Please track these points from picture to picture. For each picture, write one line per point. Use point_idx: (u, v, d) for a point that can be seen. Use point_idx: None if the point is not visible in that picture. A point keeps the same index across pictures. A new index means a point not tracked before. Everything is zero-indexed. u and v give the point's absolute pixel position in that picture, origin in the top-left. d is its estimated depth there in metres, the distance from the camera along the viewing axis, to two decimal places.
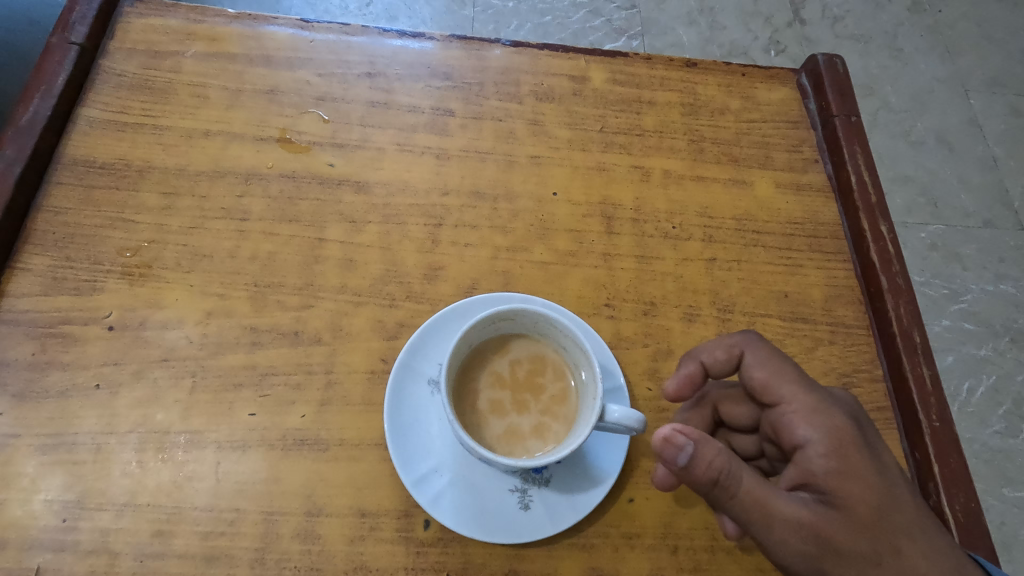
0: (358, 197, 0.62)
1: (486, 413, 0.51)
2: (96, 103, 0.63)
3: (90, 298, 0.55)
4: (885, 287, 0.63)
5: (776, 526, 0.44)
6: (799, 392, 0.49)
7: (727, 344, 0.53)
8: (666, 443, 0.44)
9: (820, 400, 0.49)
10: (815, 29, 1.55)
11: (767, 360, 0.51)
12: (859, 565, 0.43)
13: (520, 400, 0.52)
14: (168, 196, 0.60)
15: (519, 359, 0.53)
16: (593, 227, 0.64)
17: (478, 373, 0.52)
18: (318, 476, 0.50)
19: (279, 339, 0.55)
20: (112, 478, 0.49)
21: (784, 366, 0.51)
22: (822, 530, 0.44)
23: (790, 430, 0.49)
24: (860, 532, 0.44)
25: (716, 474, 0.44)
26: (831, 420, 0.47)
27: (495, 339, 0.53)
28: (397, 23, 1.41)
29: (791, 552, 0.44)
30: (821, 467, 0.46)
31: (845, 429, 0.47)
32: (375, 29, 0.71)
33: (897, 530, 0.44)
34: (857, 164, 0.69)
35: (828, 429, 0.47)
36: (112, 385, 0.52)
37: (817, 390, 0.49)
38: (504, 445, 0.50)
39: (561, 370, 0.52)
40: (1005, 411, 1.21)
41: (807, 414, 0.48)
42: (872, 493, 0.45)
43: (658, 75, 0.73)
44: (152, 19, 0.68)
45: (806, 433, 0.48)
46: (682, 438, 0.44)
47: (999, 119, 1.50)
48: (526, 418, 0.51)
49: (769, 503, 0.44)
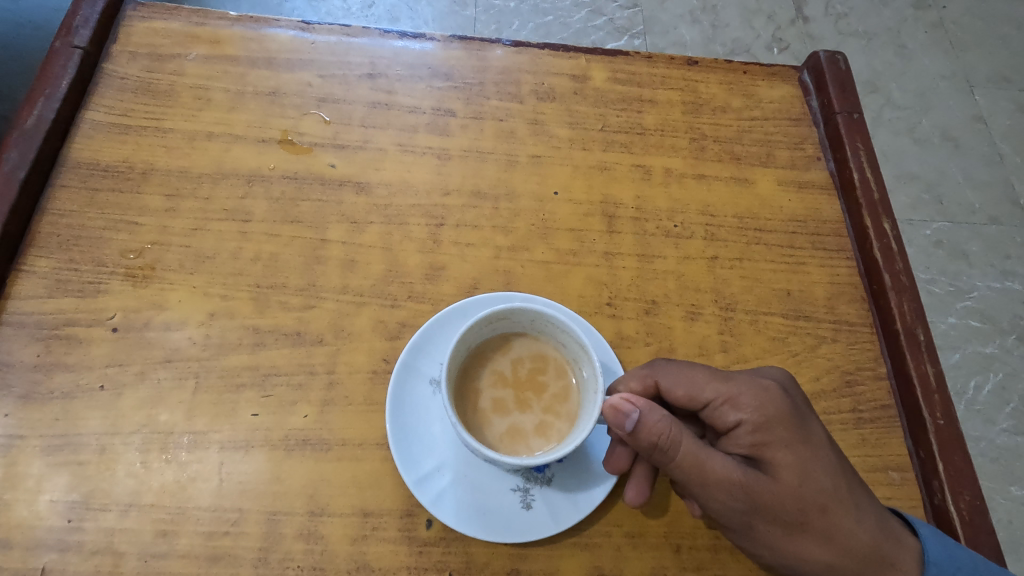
0: (359, 198, 0.62)
1: (489, 413, 0.51)
2: (100, 106, 0.64)
3: (94, 300, 0.55)
4: (887, 284, 0.63)
5: (710, 487, 0.46)
6: (722, 381, 0.50)
7: (642, 376, 0.51)
8: (617, 411, 0.45)
9: (748, 383, 0.49)
10: (818, 26, 1.54)
11: (679, 374, 0.51)
12: (785, 521, 0.46)
13: (522, 400, 0.52)
14: (171, 198, 0.60)
15: (521, 358, 0.53)
16: (594, 226, 0.64)
17: (480, 372, 0.52)
18: (320, 476, 0.50)
19: (282, 339, 0.55)
20: (116, 479, 0.49)
21: (696, 370, 0.51)
22: (752, 491, 0.46)
23: (721, 416, 0.49)
24: (788, 494, 0.46)
25: (658, 439, 0.45)
26: (766, 396, 0.48)
27: (496, 338, 0.53)
28: (399, 24, 1.41)
29: (722, 507, 0.46)
30: (750, 441, 0.48)
31: (777, 404, 0.48)
32: (376, 31, 0.71)
33: (827, 493, 0.46)
34: (859, 161, 0.68)
35: (756, 407, 0.48)
36: (116, 386, 0.52)
37: (743, 372, 0.50)
38: (507, 444, 0.50)
39: (563, 368, 0.52)
40: (1011, 409, 1.20)
41: (737, 397, 0.49)
42: (803, 460, 0.46)
43: (659, 73, 0.73)
44: (155, 22, 0.69)
45: (737, 416, 0.48)
46: (629, 405, 0.45)
47: (1004, 115, 1.49)
48: (528, 417, 0.51)
49: (704, 466, 0.46)
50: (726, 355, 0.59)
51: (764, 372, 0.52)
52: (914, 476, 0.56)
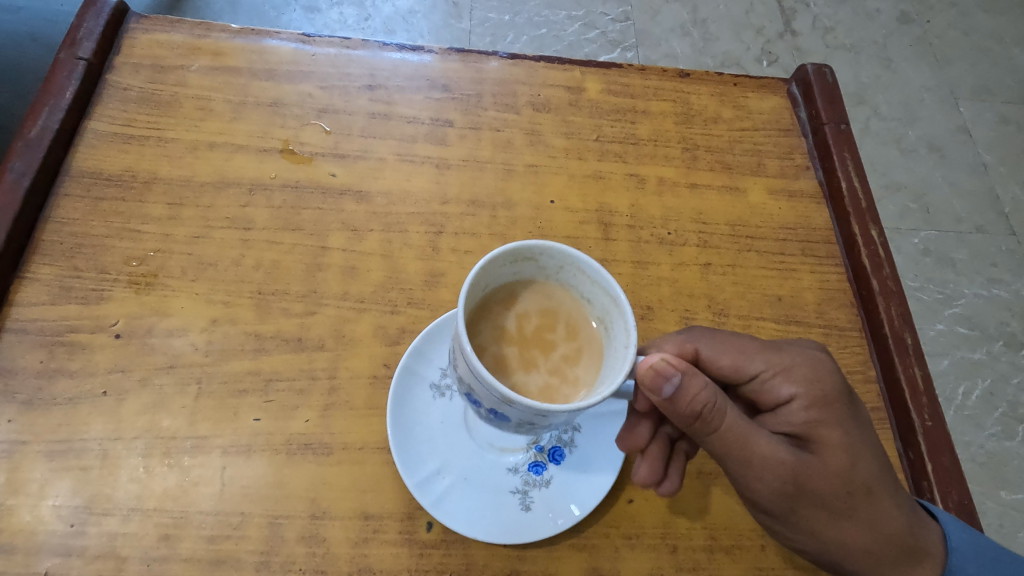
0: (360, 206, 0.64)
1: (493, 370, 0.50)
2: (103, 117, 0.65)
3: (97, 307, 0.56)
4: (876, 289, 0.64)
5: (754, 463, 0.47)
6: (773, 356, 0.51)
7: (682, 342, 0.51)
8: (658, 374, 0.44)
9: (799, 358, 0.51)
10: (806, 40, 1.58)
11: (725, 345, 0.51)
12: (829, 505, 0.47)
13: (527, 358, 0.52)
14: (173, 207, 0.61)
15: (529, 314, 0.53)
16: (590, 234, 0.65)
17: (486, 325, 0.51)
18: (322, 480, 0.51)
19: (283, 345, 0.56)
20: (119, 483, 0.49)
21: (741, 341, 0.52)
22: (797, 470, 0.47)
23: (771, 391, 0.50)
24: (835, 475, 0.47)
25: (701, 408, 0.46)
26: (817, 370, 0.50)
27: (507, 289, 0.53)
28: (395, 36, 1.44)
29: (765, 488, 0.47)
30: (802, 417, 0.49)
31: (831, 379, 0.50)
32: (375, 43, 0.73)
33: (873, 475, 0.48)
34: (847, 170, 0.70)
35: (808, 384, 0.49)
36: (119, 391, 0.53)
37: (796, 347, 0.51)
38: None
39: (573, 327, 0.52)
40: (1000, 414, 1.22)
41: (790, 370, 0.50)
42: (850, 441, 0.48)
43: (652, 85, 0.75)
44: (157, 34, 0.70)
45: (789, 390, 0.50)
46: (672, 370, 0.44)
47: (988, 127, 1.52)
48: (533, 376, 0.51)
49: (748, 441, 0.47)
50: None
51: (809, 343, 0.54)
52: (904, 478, 0.57)
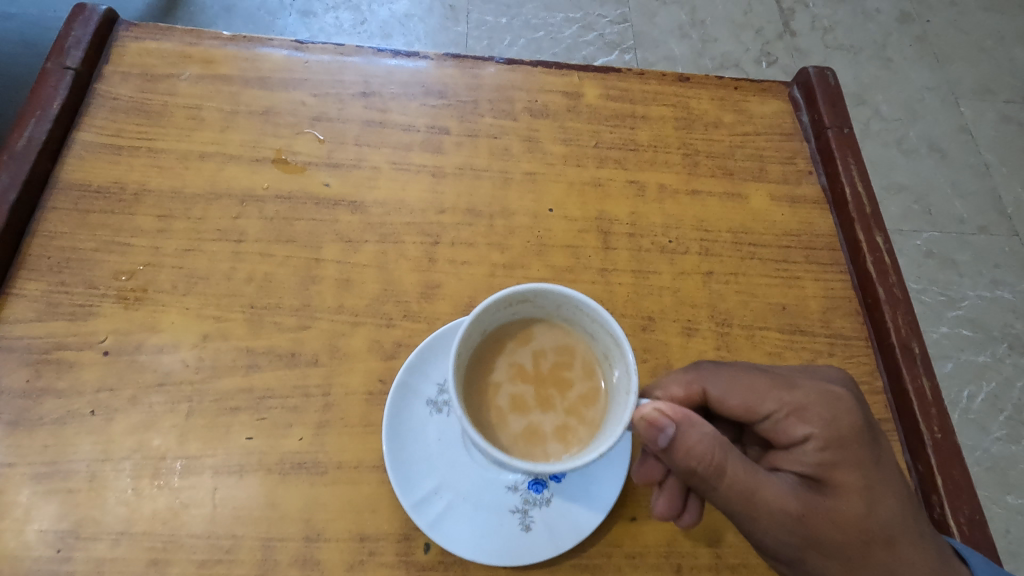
0: (354, 217, 0.62)
1: (506, 411, 0.50)
2: (92, 127, 0.63)
3: (85, 323, 0.55)
4: (881, 297, 0.63)
5: (761, 514, 0.45)
6: (786, 395, 0.49)
7: (688, 382, 0.51)
8: (652, 426, 0.43)
9: (814, 394, 0.48)
10: (805, 40, 1.57)
11: (733, 383, 0.50)
12: (845, 556, 0.45)
13: (544, 398, 0.51)
14: (163, 219, 0.60)
15: (544, 352, 0.52)
16: (589, 242, 0.64)
17: (498, 365, 0.51)
18: (316, 500, 0.50)
19: (276, 361, 0.55)
20: (107, 507, 0.48)
21: (752, 378, 0.50)
22: (809, 520, 0.45)
23: (786, 431, 0.48)
24: (851, 524, 0.45)
25: (696, 461, 0.44)
26: (835, 407, 0.48)
27: (518, 327, 0.52)
28: (392, 40, 1.42)
29: (773, 538, 0.46)
30: (818, 460, 0.47)
31: (849, 417, 0.47)
32: (370, 50, 0.71)
33: (891, 523, 0.45)
34: (850, 175, 0.69)
35: (823, 424, 0.47)
36: (108, 411, 0.51)
37: (812, 383, 0.49)
38: (524, 444, 0.49)
39: (590, 366, 0.51)
40: (1005, 417, 1.21)
41: (804, 409, 0.48)
42: (870, 486, 0.45)
43: (652, 90, 0.74)
44: (147, 42, 0.68)
45: (804, 430, 0.48)
46: (664, 420, 0.44)
47: (989, 126, 1.51)
48: (549, 418, 0.50)
49: (753, 491, 0.45)
50: None
51: (826, 377, 0.51)
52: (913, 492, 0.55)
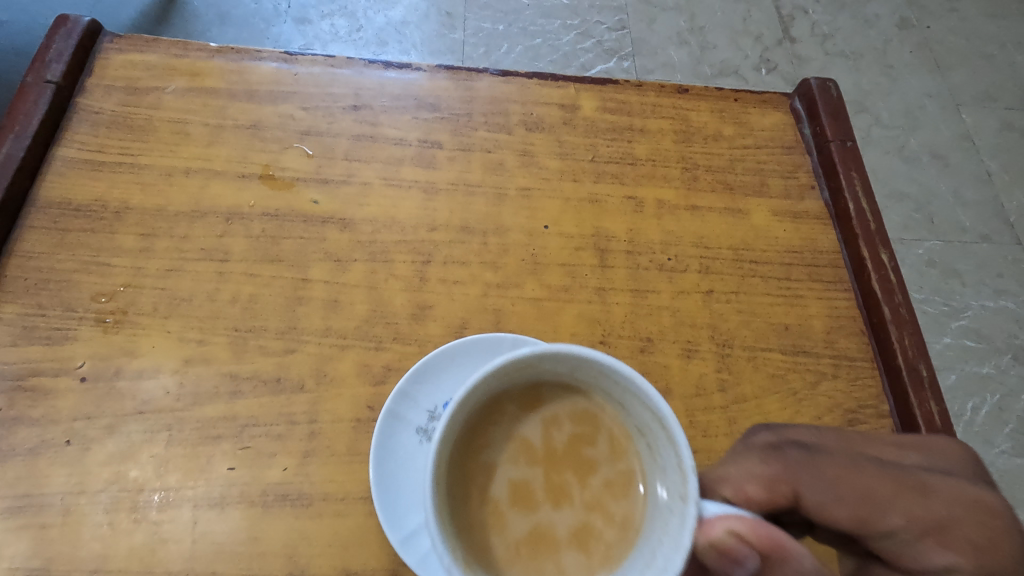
0: (343, 235, 0.60)
1: (510, 506, 0.44)
2: (73, 142, 0.62)
3: (62, 348, 0.53)
4: (887, 317, 0.61)
5: None
6: (916, 509, 0.39)
7: (776, 483, 0.41)
8: (723, 555, 0.34)
9: (955, 509, 0.39)
10: (805, 47, 1.55)
11: (839, 487, 0.40)
12: None
13: (557, 482, 0.44)
14: (145, 238, 0.58)
15: (558, 422, 0.45)
16: (586, 261, 0.62)
17: (500, 440, 0.45)
18: (301, 534, 0.48)
19: (261, 386, 0.53)
20: (81, 542, 0.46)
21: (879, 482, 0.40)
22: None
23: (915, 555, 0.39)
24: None
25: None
26: (985, 526, 0.38)
27: (524, 391, 0.46)
28: (387, 48, 1.41)
29: None
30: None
31: (1008, 544, 0.38)
32: (361, 61, 0.70)
33: None
34: (853, 190, 0.67)
35: (967, 553, 0.38)
36: (84, 440, 0.49)
37: (949, 493, 0.40)
38: (533, 549, 0.42)
39: (614, 442, 0.45)
40: (1010, 430, 1.19)
41: (944, 530, 0.38)
42: None
43: (650, 102, 0.72)
44: (132, 54, 0.67)
45: (942, 558, 0.38)
46: (742, 548, 0.34)
47: (991, 133, 1.49)
48: (564, 514, 0.43)
49: None
50: (724, 396, 0.57)
51: (948, 471, 0.42)
52: None
